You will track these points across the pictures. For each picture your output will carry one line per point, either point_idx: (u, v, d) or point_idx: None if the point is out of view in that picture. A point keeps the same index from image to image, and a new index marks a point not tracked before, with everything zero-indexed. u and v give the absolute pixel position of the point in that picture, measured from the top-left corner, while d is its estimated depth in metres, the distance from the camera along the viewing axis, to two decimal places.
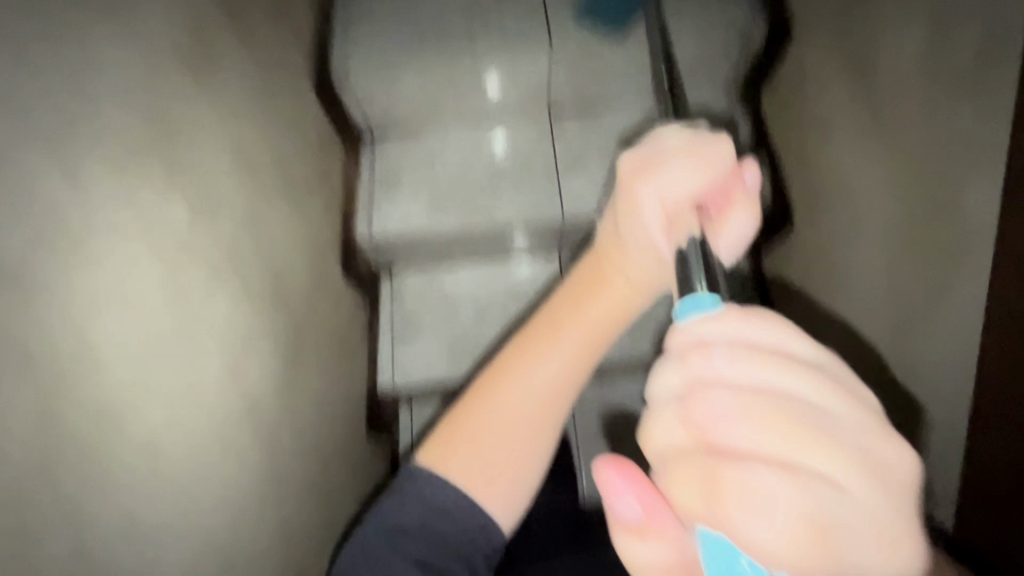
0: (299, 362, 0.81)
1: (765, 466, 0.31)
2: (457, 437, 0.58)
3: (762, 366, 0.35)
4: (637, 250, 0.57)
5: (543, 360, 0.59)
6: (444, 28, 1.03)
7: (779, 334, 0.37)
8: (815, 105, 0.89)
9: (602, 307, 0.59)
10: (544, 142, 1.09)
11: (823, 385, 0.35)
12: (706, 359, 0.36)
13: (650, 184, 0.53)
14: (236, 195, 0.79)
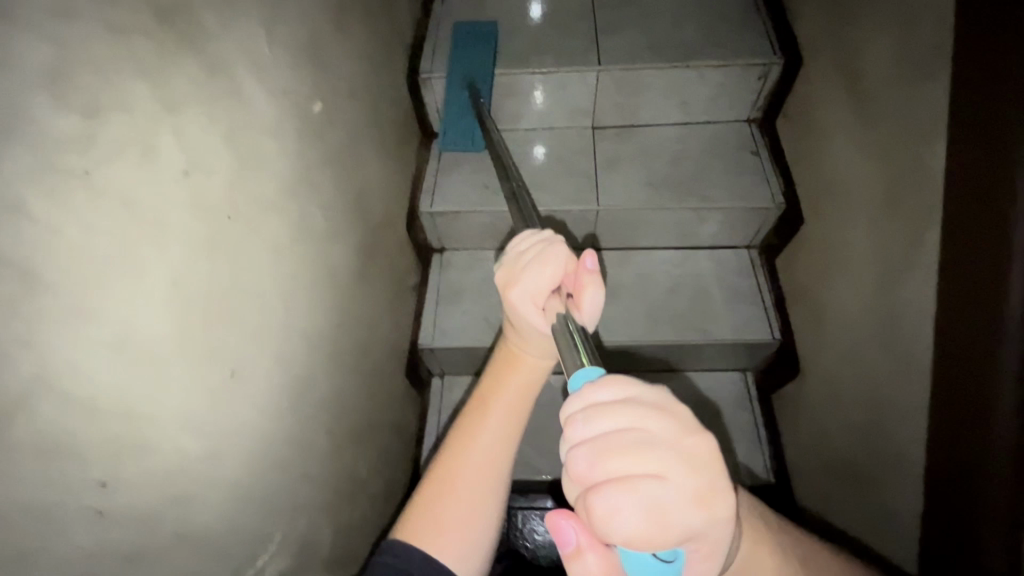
0: (379, 297, 0.96)
1: (618, 492, 0.33)
2: (427, 511, 0.59)
3: (608, 414, 0.36)
4: (531, 338, 0.67)
5: (481, 436, 0.63)
6: (512, 53, 1.25)
7: (622, 384, 0.38)
8: (810, 127, 1.05)
9: (516, 386, 0.67)
10: (586, 151, 1.27)
11: (651, 409, 0.36)
12: (567, 426, 0.37)
13: (517, 291, 0.63)
14: (382, 159, 0.97)
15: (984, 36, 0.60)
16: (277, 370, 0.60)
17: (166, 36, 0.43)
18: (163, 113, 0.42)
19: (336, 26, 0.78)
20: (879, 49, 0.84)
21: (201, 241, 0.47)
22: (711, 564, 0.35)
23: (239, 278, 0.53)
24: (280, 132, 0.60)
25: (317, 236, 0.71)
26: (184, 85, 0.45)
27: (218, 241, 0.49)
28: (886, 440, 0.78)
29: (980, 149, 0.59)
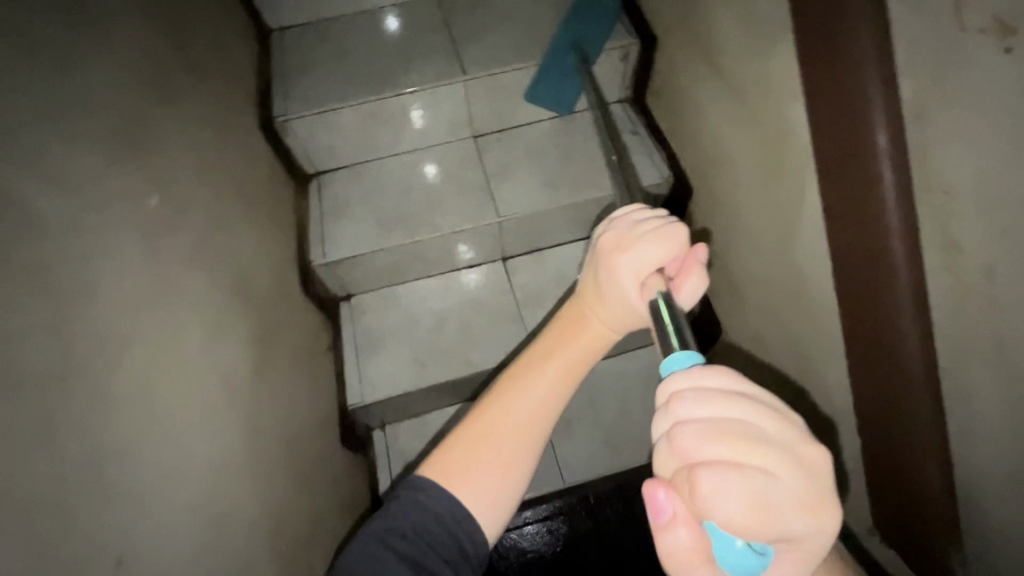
0: (293, 377, 0.87)
1: (728, 471, 0.34)
2: (461, 451, 0.54)
3: (723, 400, 0.38)
4: (615, 307, 0.59)
5: (535, 385, 0.56)
6: (372, 76, 1.16)
7: (736, 378, 0.39)
8: (679, 103, 1.09)
9: (580, 346, 0.59)
10: (473, 162, 1.23)
11: (764, 409, 0.38)
12: (679, 401, 0.39)
13: (626, 259, 0.58)
14: (256, 228, 0.87)
15: (802, 20, 0.64)
16: (183, 523, 0.51)
17: None
18: None
19: (158, 96, 0.67)
20: (724, 23, 0.87)
21: (29, 432, 0.38)
22: (793, 569, 0.36)
23: (102, 449, 0.44)
24: (110, 252, 0.51)
25: (198, 345, 0.61)
26: None
27: (58, 419, 0.41)
28: (814, 389, 0.83)
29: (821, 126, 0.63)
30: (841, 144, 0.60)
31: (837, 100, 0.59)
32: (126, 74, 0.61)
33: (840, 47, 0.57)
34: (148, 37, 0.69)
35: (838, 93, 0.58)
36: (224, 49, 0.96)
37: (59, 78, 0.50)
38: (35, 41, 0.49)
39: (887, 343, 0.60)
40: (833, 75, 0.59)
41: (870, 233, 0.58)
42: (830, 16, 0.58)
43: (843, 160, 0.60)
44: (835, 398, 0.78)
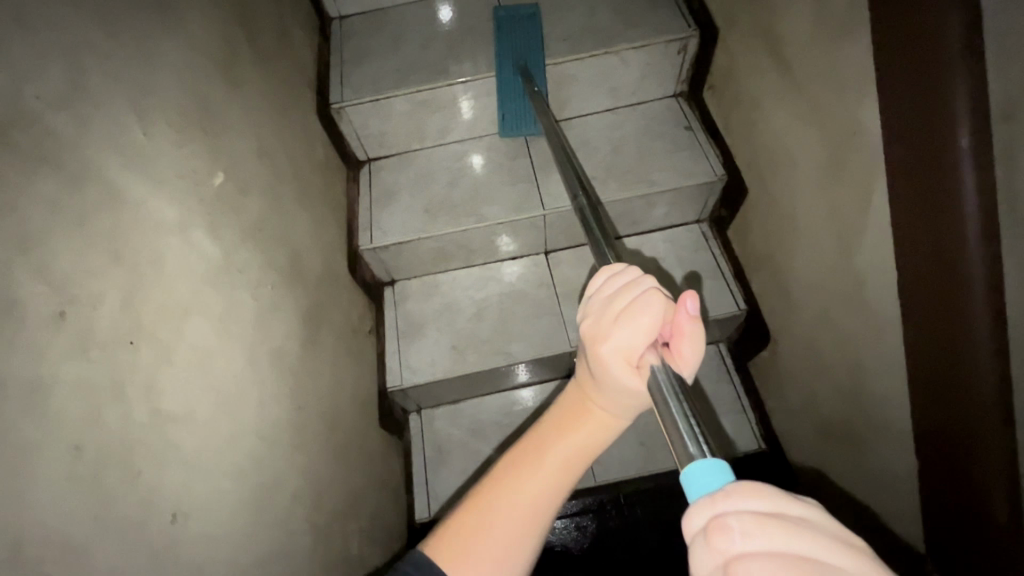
0: (339, 356, 0.90)
1: None
2: (459, 535, 0.52)
3: (774, 531, 0.31)
4: (615, 392, 0.54)
5: (531, 481, 0.54)
6: (426, 64, 1.17)
7: (781, 498, 0.32)
8: (738, 99, 1.05)
9: (578, 439, 0.57)
10: (521, 154, 1.23)
11: (828, 540, 0.31)
12: (723, 535, 0.31)
13: (608, 346, 0.52)
14: (310, 211, 0.90)
15: (879, 13, 0.60)
16: (232, 485, 0.54)
17: (8, 174, 0.37)
18: (16, 264, 0.36)
19: (226, 81, 0.70)
20: (794, 15, 0.82)
21: (102, 389, 0.41)
22: None
23: (165, 410, 0.47)
24: (178, 226, 0.54)
25: (254, 319, 0.64)
26: (39, 221, 0.39)
27: (128, 379, 0.44)
28: (870, 403, 0.79)
29: (894, 126, 0.60)
30: (915, 147, 0.57)
31: (914, 100, 0.56)
32: (199, 59, 0.64)
33: (921, 44, 0.53)
34: (220, 24, 0.72)
35: (915, 94, 0.55)
36: (289, 36, 1.00)
37: (139, 61, 0.53)
38: (122, 25, 0.52)
39: (958, 365, 0.56)
40: (911, 73, 0.55)
41: (939, 243, 0.55)
42: (912, 10, 0.54)
43: (915, 164, 0.57)
44: (893, 414, 0.74)
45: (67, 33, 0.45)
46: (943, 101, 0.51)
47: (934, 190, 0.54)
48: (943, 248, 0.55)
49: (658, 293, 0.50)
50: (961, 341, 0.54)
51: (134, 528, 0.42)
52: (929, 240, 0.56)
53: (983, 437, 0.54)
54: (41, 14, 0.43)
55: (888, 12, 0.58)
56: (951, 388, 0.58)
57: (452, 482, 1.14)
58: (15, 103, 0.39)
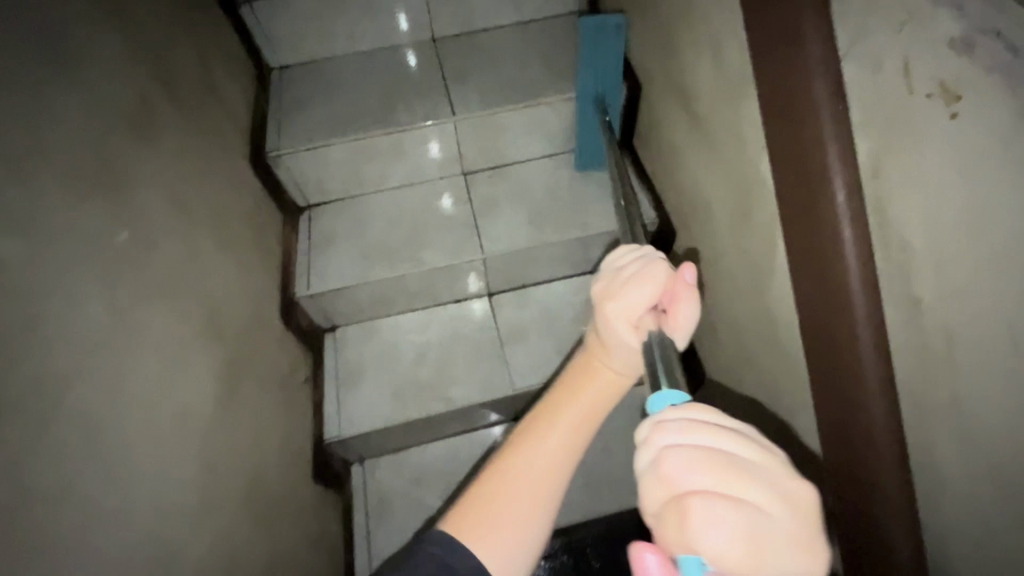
0: (263, 411, 0.87)
1: (721, 506, 0.33)
2: (480, 505, 0.52)
3: (706, 431, 0.37)
4: (619, 354, 0.55)
5: (546, 444, 0.53)
6: (365, 113, 1.19)
7: (721, 414, 0.39)
8: (661, 151, 1.12)
9: (588, 398, 0.55)
10: (461, 199, 1.25)
11: (753, 444, 0.37)
12: (663, 432, 0.38)
13: (614, 306, 0.54)
14: (233, 262, 0.87)
15: (762, 79, 0.65)
16: (116, 564, 0.50)
17: None
18: None
19: (137, 134, 0.69)
20: (699, 75, 0.89)
21: None
22: None
23: (28, 491, 0.43)
24: (63, 287, 0.52)
25: (157, 380, 0.62)
26: None
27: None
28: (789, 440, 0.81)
29: (782, 182, 0.64)
30: (798, 201, 0.61)
31: (793, 160, 0.60)
32: (102, 116, 0.63)
33: (794, 108, 0.58)
34: (134, 82, 0.72)
35: (794, 155, 0.60)
36: (218, 86, 0.99)
37: (26, 119, 0.52)
38: (7, 85, 0.51)
39: (850, 405, 0.58)
40: (789, 135, 0.60)
41: (827, 289, 0.58)
42: (787, 79, 0.59)
43: (802, 217, 0.61)
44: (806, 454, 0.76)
45: None
46: (819, 162, 0.56)
47: (819, 241, 0.58)
48: (831, 294, 0.58)
49: (661, 261, 0.55)
50: (852, 382, 0.57)
51: None
52: (819, 286, 0.60)
53: (876, 477, 0.56)
54: None
55: (767, 80, 0.63)
56: (845, 429, 0.60)
57: (396, 535, 1.10)
58: None
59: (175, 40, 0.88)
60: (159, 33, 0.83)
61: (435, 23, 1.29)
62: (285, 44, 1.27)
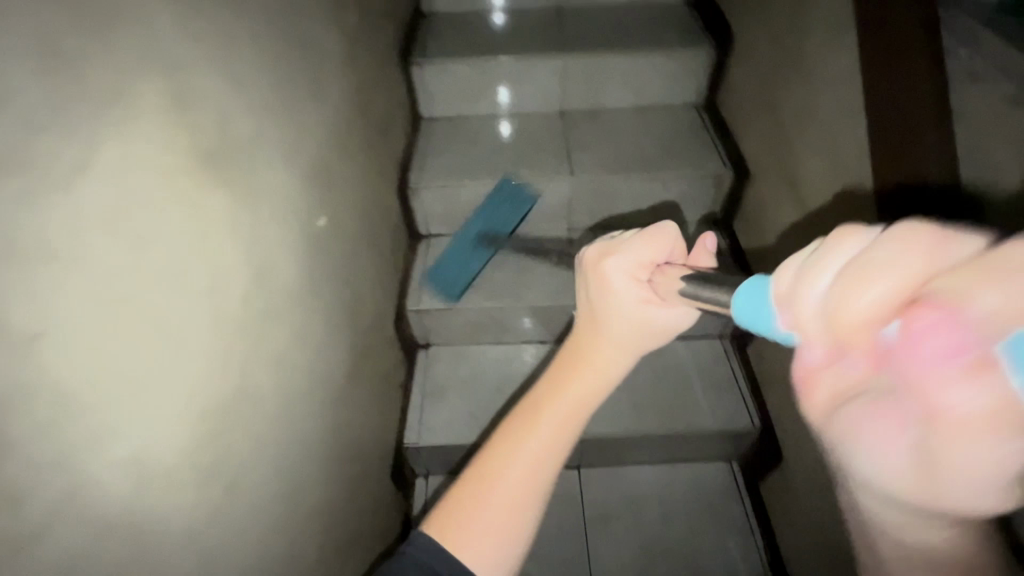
0: (369, 397, 0.96)
1: (916, 288, 0.24)
2: (462, 510, 0.47)
3: (844, 248, 0.28)
4: (617, 321, 0.49)
5: (525, 449, 0.47)
6: (496, 163, 1.36)
7: (860, 231, 0.28)
8: (760, 234, 1.20)
9: (571, 400, 0.47)
10: (563, 249, 1.37)
11: (927, 234, 0.25)
12: (935, 241, 0.25)
13: (616, 260, 0.52)
14: (373, 263, 1.02)
15: None
16: (269, 472, 0.58)
17: (207, 175, 0.49)
18: (195, 240, 0.46)
19: (337, 145, 0.86)
20: (812, 167, 0.97)
21: (211, 356, 0.48)
22: None
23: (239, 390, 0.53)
24: (282, 241, 0.64)
25: (315, 338, 0.73)
26: (210, 206, 0.49)
27: (226, 352, 0.50)
28: None
29: None
30: None
31: None
32: (323, 125, 0.80)
33: None
34: (345, 108, 0.91)
35: None
36: (388, 121, 1.19)
37: (287, 115, 0.68)
38: (286, 91, 0.68)
39: None
40: None
41: None
42: None
43: None
44: None
45: (256, 90, 0.60)
46: None
47: None
48: None
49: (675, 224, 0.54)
50: None
51: (202, 485, 0.46)
52: None
53: None
54: (247, 76, 0.58)
55: None
56: None
57: None
58: (217, 126, 0.51)
59: (373, 79, 1.07)
60: (366, 76, 1.04)
61: (567, 99, 1.44)
62: (439, 99, 1.43)
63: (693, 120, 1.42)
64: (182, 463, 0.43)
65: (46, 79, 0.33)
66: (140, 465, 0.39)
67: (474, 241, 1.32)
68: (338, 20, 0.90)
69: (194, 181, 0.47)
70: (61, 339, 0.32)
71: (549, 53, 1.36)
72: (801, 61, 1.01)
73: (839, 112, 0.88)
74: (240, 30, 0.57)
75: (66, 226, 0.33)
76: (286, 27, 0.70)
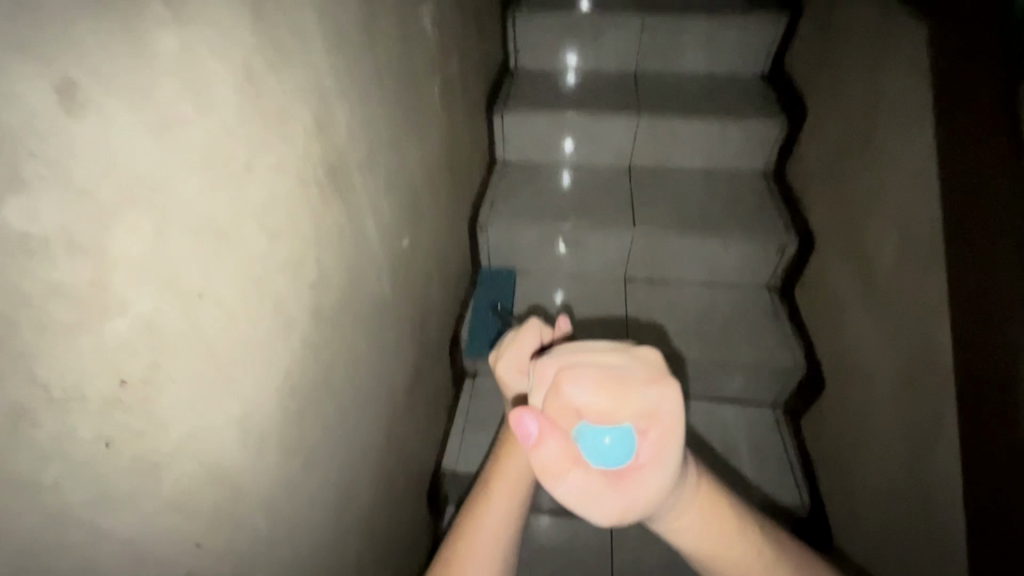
0: (419, 414, 1.00)
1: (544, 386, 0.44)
2: None
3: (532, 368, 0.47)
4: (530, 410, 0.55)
5: (487, 515, 0.52)
6: (562, 209, 1.41)
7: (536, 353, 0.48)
8: (823, 300, 1.18)
9: (514, 467, 0.54)
10: (617, 298, 1.39)
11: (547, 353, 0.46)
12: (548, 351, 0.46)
13: (503, 365, 0.57)
14: (439, 288, 1.08)
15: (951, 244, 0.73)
16: (332, 462, 0.62)
17: (330, 188, 0.57)
18: (313, 240, 0.54)
19: (426, 176, 0.94)
20: (880, 240, 0.97)
21: (311, 340, 0.55)
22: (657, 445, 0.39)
23: (323, 379, 0.58)
24: (373, 254, 0.71)
25: (386, 349, 0.79)
26: (327, 213, 0.57)
27: (321, 341, 0.57)
28: None
29: (967, 339, 0.68)
30: (983, 353, 0.65)
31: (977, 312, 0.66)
32: (418, 158, 0.89)
33: (977, 270, 0.66)
34: (436, 144, 0.99)
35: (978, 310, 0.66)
36: (468, 160, 1.27)
37: (392, 147, 0.76)
38: (393, 125, 0.77)
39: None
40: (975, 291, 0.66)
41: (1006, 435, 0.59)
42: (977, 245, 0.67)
43: (983, 365, 0.65)
44: None
45: (372, 121, 0.69)
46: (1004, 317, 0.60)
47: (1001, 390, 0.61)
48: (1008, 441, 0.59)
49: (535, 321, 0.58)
50: None
51: (285, 454, 0.51)
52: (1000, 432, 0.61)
53: None
54: (367, 110, 0.67)
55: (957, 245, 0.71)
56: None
57: None
58: (342, 148, 0.60)
59: (461, 123, 1.17)
60: (456, 119, 1.14)
61: (636, 156, 1.51)
62: (513, 145, 1.53)
63: (759, 187, 1.45)
64: (275, 428, 0.49)
65: (241, 99, 0.41)
66: (244, 426, 0.44)
67: (492, 317, 1.33)
68: (441, 69, 1.01)
69: (320, 191, 0.55)
70: (209, 303, 0.39)
71: (621, 111, 1.44)
72: (875, 137, 1.03)
73: (910, 188, 0.89)
74: (367, 70, 0.66)
75: (231, 214, 0.41)
76: (402, 72, 0.79)
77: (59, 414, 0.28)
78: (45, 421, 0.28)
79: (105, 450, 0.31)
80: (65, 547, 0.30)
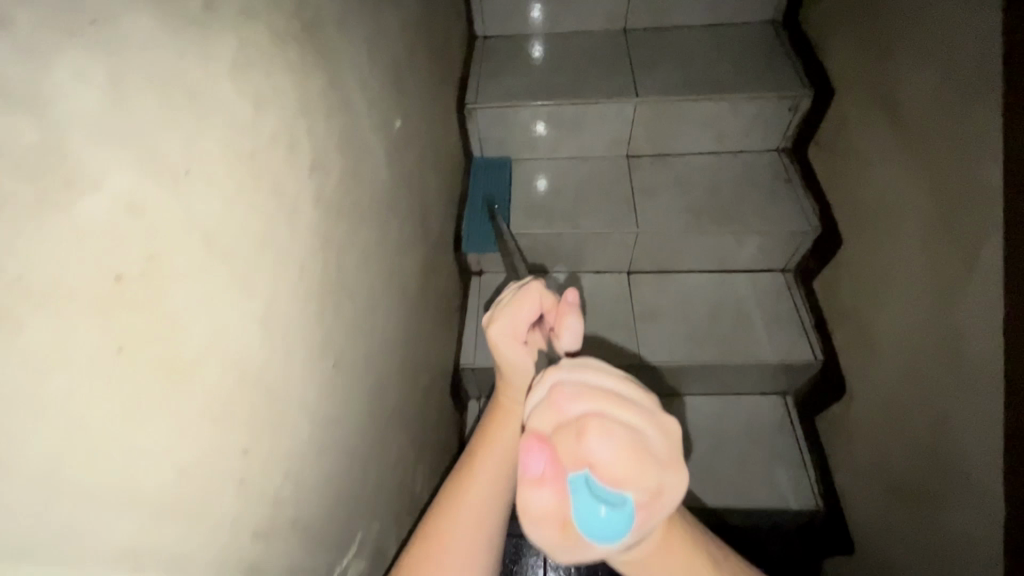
0: (434, 313, 0.96)
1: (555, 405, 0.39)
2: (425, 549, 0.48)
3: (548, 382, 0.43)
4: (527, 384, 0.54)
5: (479, 478, 0.52)
6: (556, 82, 1.27)
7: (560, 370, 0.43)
8: (843, 151, 1.11)
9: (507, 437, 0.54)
10: (621, 177, 1.31)
11: (572, 378, 0.41)
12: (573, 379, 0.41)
13: (497, 328, 0.54)
14: (436, 179, 0.99)
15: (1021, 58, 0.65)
16: (360, 364, 0.59)
17: (308, 49, 0.47)
18: (300, 112, 0.45)
19: (407, 46, 0.81)
20: (915, 72, 0.89)
21: (319, 231, 0.48)
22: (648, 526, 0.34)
23: (337, 275, 0.53)
24: (366, 136, 0.62)
25: (393, 245, 0.72)
26: (312, 81, 0.47)
27: (329, 233, 0.51)
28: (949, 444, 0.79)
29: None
30: None
31: None
32: (396, 23, 0.76)
33: None
34: (413, 7, 0.85)
35: None
36: (447, 31, 1.11)
37: (367, 4, 0.64)
38: None
39: None
40: None
41: None
42: None
43: None
44: (977, 459, 0.73)
45: None
46: None
47: None
48: None
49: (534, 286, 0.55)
50: None
51: (312, 356, 0.47)
52: None
53: None
54: None
55: None
56: None
57: None
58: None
59: None
60: None
61: (631, 14, 1.35)
62: (493, 15, 1.36)
63: (769, 37, 1.31)
64: (298, 326, 0.44)
65: None
66: (266, 327, 0.39)
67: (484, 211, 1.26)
68: None
69: (299, 51, 0.45)
70: (201, 183, 0.32)
71: None
72: None
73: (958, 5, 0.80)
74: None
75: (201, 68, 0.32)
76: None
77: (50, 314, 0.23)
78: (34, 323, 0.22)
79: (119, 357, 0.27)
80: (102, 462, 0.26)
